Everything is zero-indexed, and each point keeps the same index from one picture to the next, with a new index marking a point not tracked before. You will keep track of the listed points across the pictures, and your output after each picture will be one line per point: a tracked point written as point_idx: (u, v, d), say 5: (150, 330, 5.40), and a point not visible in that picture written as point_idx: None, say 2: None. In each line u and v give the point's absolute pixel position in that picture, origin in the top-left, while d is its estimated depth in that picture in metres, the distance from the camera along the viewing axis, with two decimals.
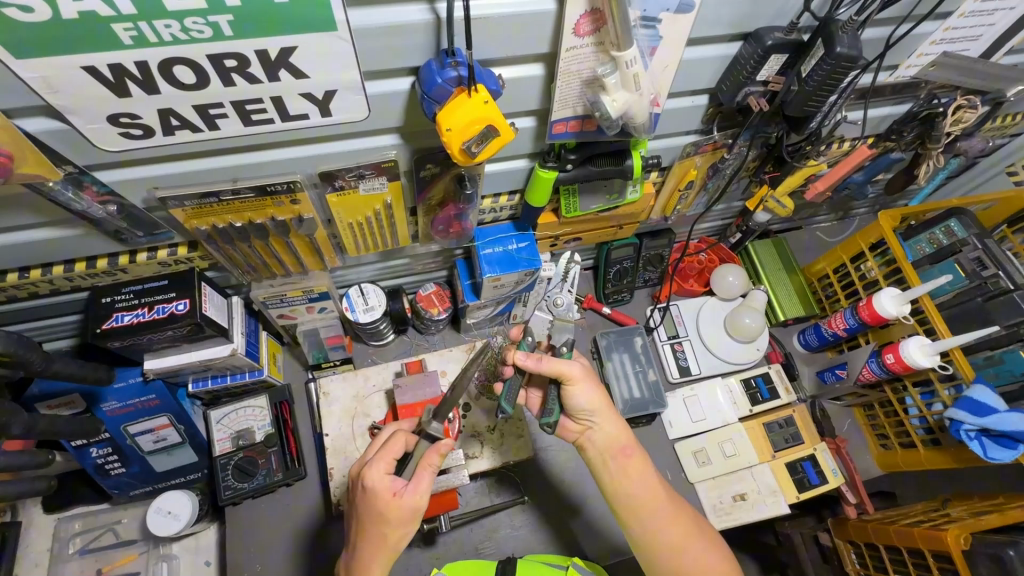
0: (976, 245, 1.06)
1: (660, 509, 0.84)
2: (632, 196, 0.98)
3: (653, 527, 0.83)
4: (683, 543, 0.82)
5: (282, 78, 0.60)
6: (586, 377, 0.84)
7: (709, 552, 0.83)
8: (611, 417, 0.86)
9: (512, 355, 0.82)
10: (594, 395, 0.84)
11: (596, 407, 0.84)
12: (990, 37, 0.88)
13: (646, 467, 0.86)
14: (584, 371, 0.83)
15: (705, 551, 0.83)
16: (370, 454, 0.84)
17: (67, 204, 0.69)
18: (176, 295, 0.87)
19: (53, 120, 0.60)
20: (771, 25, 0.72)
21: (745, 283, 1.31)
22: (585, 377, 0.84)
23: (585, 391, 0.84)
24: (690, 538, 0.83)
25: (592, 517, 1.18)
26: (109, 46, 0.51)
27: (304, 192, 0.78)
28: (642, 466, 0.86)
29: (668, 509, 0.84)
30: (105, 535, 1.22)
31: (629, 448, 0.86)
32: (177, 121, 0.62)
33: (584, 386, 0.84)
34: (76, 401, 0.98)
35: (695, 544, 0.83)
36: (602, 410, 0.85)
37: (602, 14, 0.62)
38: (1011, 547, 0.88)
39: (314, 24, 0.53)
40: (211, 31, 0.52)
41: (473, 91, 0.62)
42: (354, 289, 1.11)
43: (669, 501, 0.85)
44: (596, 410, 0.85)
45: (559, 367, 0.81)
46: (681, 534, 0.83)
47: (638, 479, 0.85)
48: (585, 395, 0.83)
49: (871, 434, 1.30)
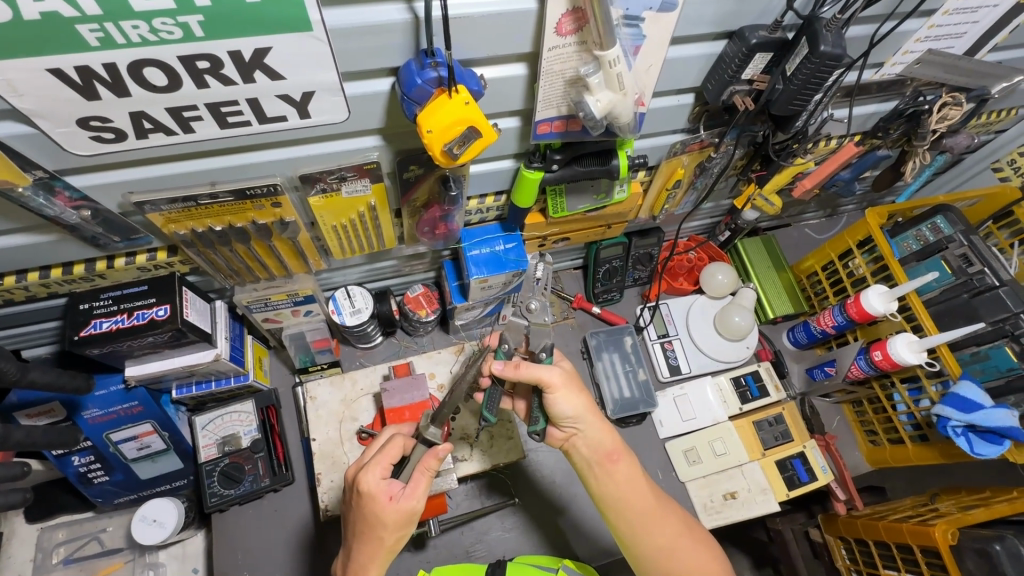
0: (961, 242, 1.06)
1: (650, 512, 0.83)
2: (619, 195, 0.97)
3: (641, 530, 0.82)
4: (675, 545, 0.82)
5: (258, 80, 0.58)
6: (567, 384, 0.82)
7: (704, 553, 0.83)
8: (597, 420, 0.84)
9: (489, 364, 0.81)
10: (578, 399, 0.82)
11: (582, 411, 0.82)
12: (974, 34, 0.88)
13: (634, 470, 0.85)
14: (564, 378, 0.81)
15: (699, 552, 0.83)
16: (365, 457, 0.82)
17: (38, 210, 0.67)
18: (156, 301, 0.86)
19: (21, 124, 0.59)
20: (755, 23, 0.71)
21: (733, 281, 1.31)
22: (566, 384, 0.81)
23: (568, 398, 0.81)
24: (682, 539, 0.83)
25: (584, 517, 1.17)
26: (75, 48, 0.50)
27: (285, 195, 0.77)
28: (629, 470, 0.84)
29: (656, 513, 0.83)
30: (90, 544, 1.20)
31: (615, 451, 0.85)
32: (150, 124, 0.61)
33: (567, 392, 0.81)
34: (56, 409, 0.96)
35: (686, 545, 0.83)
36: (589, 413, 0.83)
37: (584, 13, 0.61)
38: (998, 541, 0.89)
39: (289, 24, 0.52)
40: (182, 32, 0.51)
41: (453, 91, 0.61)
42: (340, 291, 1.10)
43: (659, 505, 0.84)
44: (581, 416, 0.82)
45: (536, 376, 0.79)
46: (673, 535, 0.82)
47: (626, 483, 0.84)
48: (569, 400, 0.81)
49: (860, 431, 1.30)
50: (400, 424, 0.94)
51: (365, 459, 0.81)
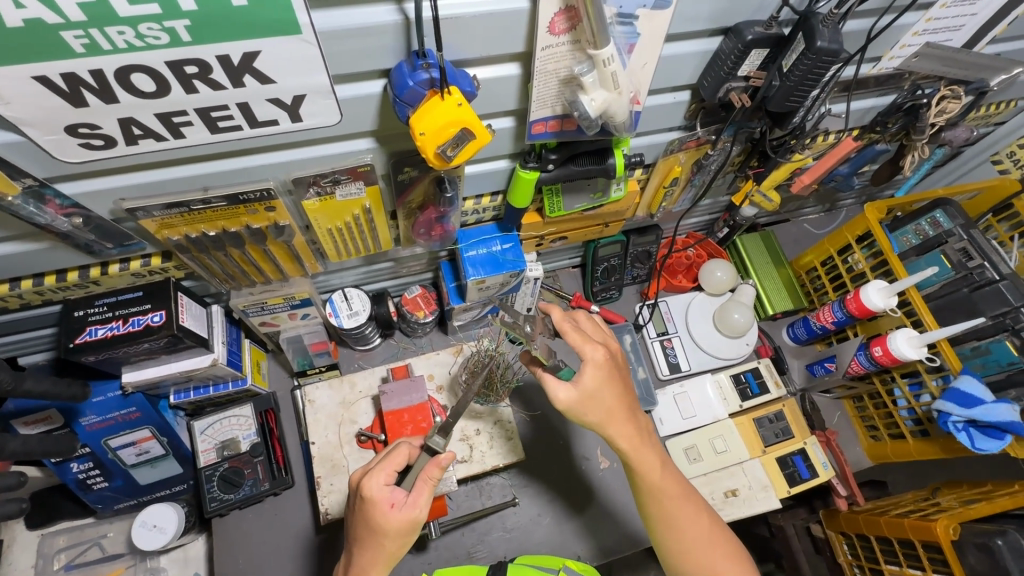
0: (961, 236, 1.05)
1: (668, 520, 0.82)
2: (616, 194, 0.96)
3: (659, 534, 0.83)
4: (690, 552, 0.81)
5: (248, 84, 0.58)
6: (587, 397, 0.76)
7: (723, 561, 0.81)
8: (624, 427, 0.78)
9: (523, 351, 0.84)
10: (602, 408, 0.77)
11: (606, 420, 0.77)
12: (971, 27, 0.87)
13: (658, 481, 0.81)
14: (579, 399, 0.75)
15: (717, 558, 0.81)
16: (371, 460, 0.82)
17: (29, 218, 0.67)
18: (151, 307, 0.85)
19: (10, 133, 0.58)
20: (751, 19, 0.71)
21: (733, 277, 1.30)
22: (583, 402, 0.76)
23: (600, 401, 0.76)
24: (699, 547, 0.81)
25: (609, 508, 1.18)
26: (60, 55, 0.49)
27: (279, 200, 0.76)
28: (653, 482, 0.81)
29: (674, 521, 0.82)
30: (91, 549, 1.20)
31: (640, 462, 0.80)
32: (139, 130, 0.60)
33: (601, 394, 0.76)
34: (53, 417, 0.96)
35: (703, 553, 0.81)
36: (613, 422, 0.78)
37: (577, 12, 0.60)
38: (999, 536, 0.88)
39: (278, 27, 0.51)
40: (168, 37, 0.50)
41: (445, 93, 0.60)
42: (338, 294, 1.09)
43: (677, 515, 0.82)
44: (609, 422, 0.78)
45: (549, 396, 0.76)
46: (688, 544, 0.81)
47: (652, 491, 0.81)
48: (591, 412, 0.77)
49: (860, 426, 1.30)
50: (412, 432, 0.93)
51: (370, 464, 0.80)
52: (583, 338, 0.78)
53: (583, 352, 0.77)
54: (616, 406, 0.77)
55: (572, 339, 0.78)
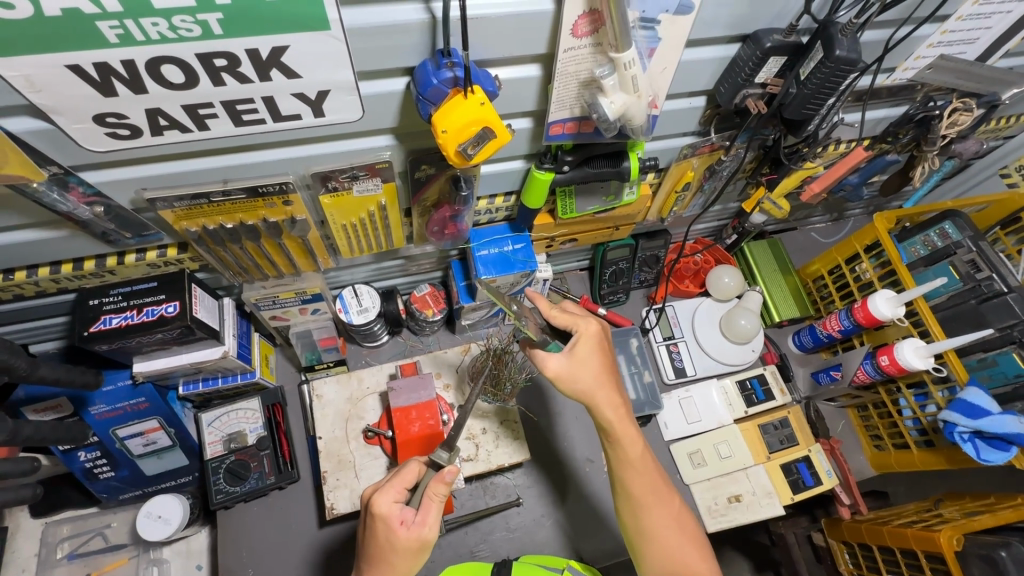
0: (970, 248, 1.06)
1: (643, 497, 0.81)
2: (629, 197, 0.96)
3: (630, 514, 0.82)
4: (658, 535, 0.80)
5: (274, 79, 0.58)
6: (575, 367, 0.78)
7: (689, 548, 0.80)
8: (611, 397, 0.79)
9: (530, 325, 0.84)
10: (589, 376, 0.79)
11: (594, 389, 0.79)
12: (986, 41, 0.88)
13: (637, 458, 0.81)
14: (569, 369, 0.78)
15: (683, 545, 0.80)
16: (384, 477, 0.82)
17: (52, 205, 0.68)
18: (166, 298, 0.86)
19: (38, 120, 0.59)
20: (770, 27, 0.71)
21: (740, 283, 1.31)
22: (572, 370, 0.78)
23: (586, 369, 0.79)
24: (667, 530, 0.80)
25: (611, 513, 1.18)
26: (95, 45, 0.50)
27: (297, 194, 0.77)
28: (632, 458, 0.81)
29: (648, 499, 0.81)
30: (94, 539, 1.20)
31: (623, 434, 0.80)
32: (165, 121, 0.61)
33: (586, 361, 0.79)
34: (63, 404, 0.96)
35: (671, 538, 0.80)
36: (602, 390, 0.79)
37: (600, 15, 0.61)
38: (1003, 547, 0.88)
39: (306, 23, 0.52)
40: (200, 29, 0.51)
41: (468, 91, 0.61)
42: (348, 290, 1.10)
43: (653, 494, 0.81)
44: (592, 391, 0.79)
45: (541, 364, 0.79)
46: (658, 526, 0.81)
47: (630, 467, 0.81)
48: (578, 380, 0.78)
49: (864, 435, 1.30)
50: (416, 432, 0.94)
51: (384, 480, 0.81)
52: (574, 316, 0.82)
53: (578, 325, 0.80)
54: (603, 377, 0.79)
55: (563, 319, 0.81)
